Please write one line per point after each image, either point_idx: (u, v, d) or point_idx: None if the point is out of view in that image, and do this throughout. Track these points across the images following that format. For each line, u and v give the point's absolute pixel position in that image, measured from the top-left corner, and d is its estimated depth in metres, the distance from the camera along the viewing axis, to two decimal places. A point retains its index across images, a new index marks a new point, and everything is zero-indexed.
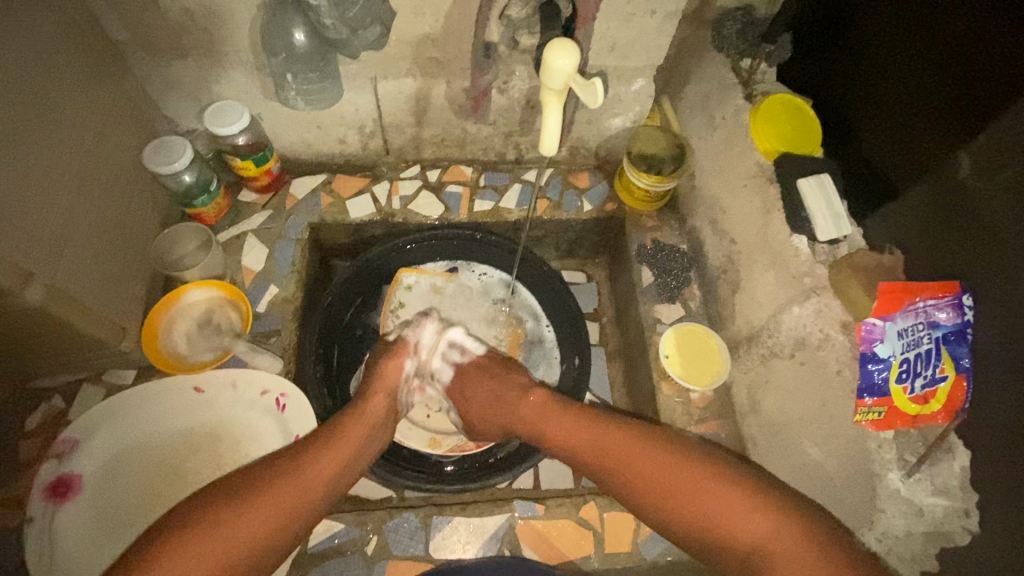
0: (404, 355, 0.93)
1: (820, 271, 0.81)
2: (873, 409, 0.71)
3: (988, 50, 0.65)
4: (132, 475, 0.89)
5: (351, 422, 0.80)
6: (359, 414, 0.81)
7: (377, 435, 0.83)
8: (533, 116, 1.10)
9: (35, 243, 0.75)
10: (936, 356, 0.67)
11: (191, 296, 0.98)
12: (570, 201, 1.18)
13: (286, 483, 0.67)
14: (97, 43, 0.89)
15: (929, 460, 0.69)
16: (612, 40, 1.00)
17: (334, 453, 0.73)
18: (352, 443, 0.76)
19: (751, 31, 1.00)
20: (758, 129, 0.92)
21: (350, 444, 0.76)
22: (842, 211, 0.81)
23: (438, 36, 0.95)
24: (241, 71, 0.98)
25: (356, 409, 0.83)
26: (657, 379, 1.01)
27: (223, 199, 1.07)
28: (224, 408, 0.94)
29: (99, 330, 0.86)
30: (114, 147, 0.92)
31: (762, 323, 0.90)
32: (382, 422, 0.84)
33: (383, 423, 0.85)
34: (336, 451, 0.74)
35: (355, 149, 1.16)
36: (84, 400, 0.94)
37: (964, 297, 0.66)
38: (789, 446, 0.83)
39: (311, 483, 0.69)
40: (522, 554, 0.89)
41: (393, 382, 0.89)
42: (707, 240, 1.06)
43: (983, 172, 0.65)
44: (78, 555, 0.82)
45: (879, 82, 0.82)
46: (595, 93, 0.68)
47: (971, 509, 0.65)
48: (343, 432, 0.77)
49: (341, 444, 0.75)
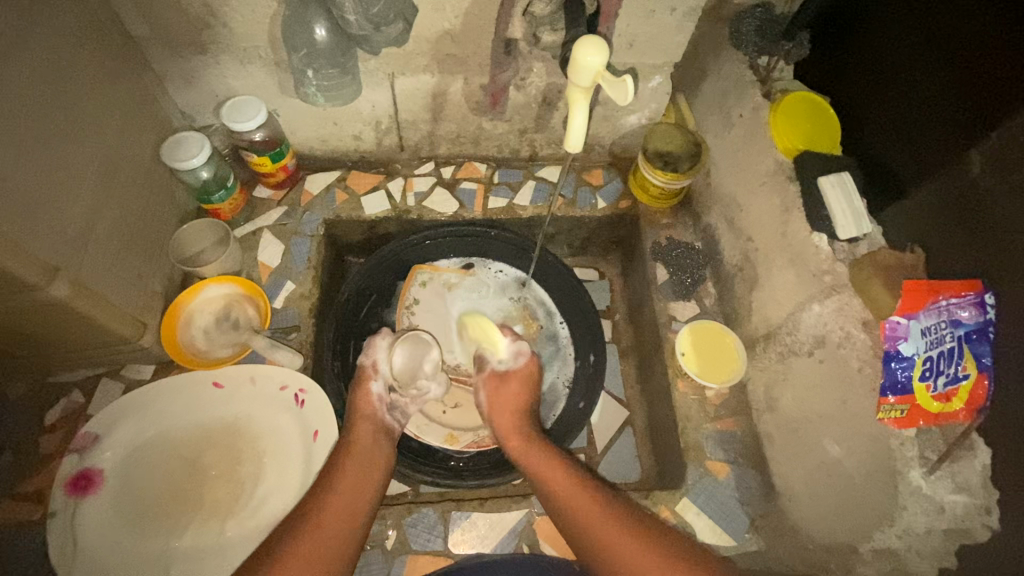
0: (366, 380, 0.90)
1: (840, 269, 0.81)
2: (895, 407, 0.72)
3: (999, 52, 0.66)
4: (152, 470, 0.89)
5: (348, 460, 0.81)
6: (352, 452, 0.82)
7: (380, 455, 0.83)
8: (549, 113, 1.11)
9: (62, 239, 0.75)
10: (958, 355, 0.67)
11: (210, 291, 0.99)
12: (584, 198, 1.18)
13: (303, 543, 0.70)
14: (118, 38, 0.89)
15: (950, 457, 0.69)
16: (631, 37, 1.00)
17: (337, 505, 0.75)
18: (350, 483, 0.78)
19: (769, 28, 0.99)
20: (776, 127, 0.92)
21: (350, 488, 0.77)
22: (863, 210, 0.81)
23: (458, 32, 0.95)
24: (259, 67, 0.98)
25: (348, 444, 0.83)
26: (672, 376, 1.01)
27: (240, 195, 1.07)
28: (243, 402, 0.94)
29: (121, 325, 0.87)
30: (134, 143, 0.92)
31: (781, 320, 0.91)
32: (378, 445, 0.85)
33: (381, 445, 0.85)
34: (338, 498, 0.76)
35: (370, 145, 1.16)
36: (103, 395, 0.94)
37: (987, 296, 0.66)
38: (807, 443, 0.84)
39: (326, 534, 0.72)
40: (541, 552, 0.89)
41: (367, 409, 0.88)
42: (722, 237, 1.06)
43: (995, 170, 0.66)
44: (101, 548, 0.83)
45: (893, 79, 0.83)
46: (625, 90, 0.68)
47: (992, 506, 0.66)
48: (341, 475, 0.78)
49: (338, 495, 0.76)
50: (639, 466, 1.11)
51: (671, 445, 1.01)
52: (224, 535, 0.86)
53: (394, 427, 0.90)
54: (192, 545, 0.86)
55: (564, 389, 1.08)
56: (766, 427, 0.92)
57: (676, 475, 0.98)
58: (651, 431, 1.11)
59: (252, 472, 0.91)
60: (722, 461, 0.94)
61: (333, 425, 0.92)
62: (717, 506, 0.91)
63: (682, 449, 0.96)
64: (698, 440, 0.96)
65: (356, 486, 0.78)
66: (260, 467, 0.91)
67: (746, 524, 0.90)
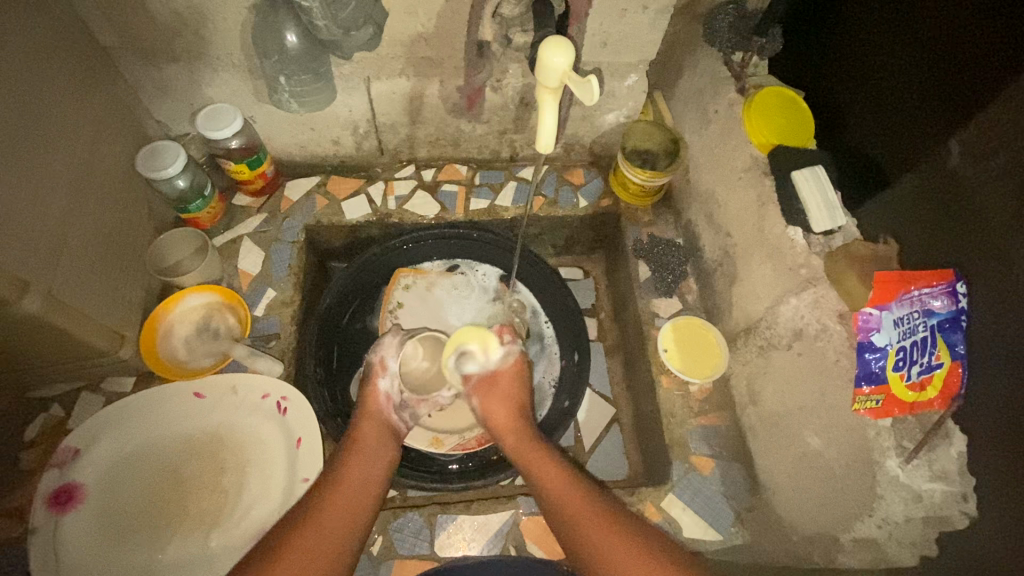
0: (376, 376, 0.89)
1: (816, 262, 0.81)
2: (871, 397, 0.72)
3: (978, 37, 0.66)
4: (135, 482, 0.89)
5: (353, 457, 0.80)
6: (356, 450, 0.81)
7: (384, 456, 0.82)
8: (527, 113, 1.11)
9: (34, 251, 0.74)
10: (932, 344, 0.68)
11: (188, 302, 0.99)
12: (565, 197, 1.18)
13: (303, 540, 0.68)
14: (86, 49, 0.89)
15: (927, 446, 0.70)
16: (604, 36, 1.00)
17: (336, 503, 0.73)
18: (355, 480, 0.76)
19: (742, 24, 0.98)
20: (751, 122, 0.93)
21: (354, 484, 0.76)
22: (837, 202, 0.82)
23: (430, 35, 0.95)
24: (233, 75, 0.98)
25: (351, 444, 0.82)
26: (656, 372, 1.01)
27: (218, 203, 1.06)
28: (226, 411, 0.94)
29: (96, 338, 0.86)
30: (107, 154, 0.92)
31: (760, 314, 0.91)
32: (383, 442, 0.84)
33: (385, 442, 0.84)
34: (343, 495, 0.74)
35: (349, 150, 1.16)
36: (83, 408, 0.93)
37: (958, 285, 0.67)
38: (788, 436, 0.84)
39: (330, 533, 0.70)
40: (527, 551, 0.89)
41: (374, 408, 0.87)
42: (703, 233, 1.06)
43: (974, 159, 0.66)
44: (84, 562, 0.83)
45: (871, 69, 0.83)
46: (592, 90, 0.68)
47: (969, 494, 0.68)
48: (347, 468, 0.78)
49: (341, 492, 0.74)
50: (626, 464, 1.12)
51: (658, 442, 1.01)
52: (209, 546, 0.86)
53: (403, 428, 0.89)
54: (176, 556, 0.85)
55: (551, 388, 1.08)
56: (749, 421, 0.92)
57: (662, 473, 0.98)
58: (638, 429, 1.11)
59: (236, 482, 0.91)
60: (706, 456, 0.94)
61: (317, 432, 0.92)
62: (702, 502, 0.91)
63: (666, 445, 0.96)
64: (683, 436, 0.96)
65: (357, 488, 0.76)
66: (243, 477, 0.91)
67: (731, 517, 0.89)
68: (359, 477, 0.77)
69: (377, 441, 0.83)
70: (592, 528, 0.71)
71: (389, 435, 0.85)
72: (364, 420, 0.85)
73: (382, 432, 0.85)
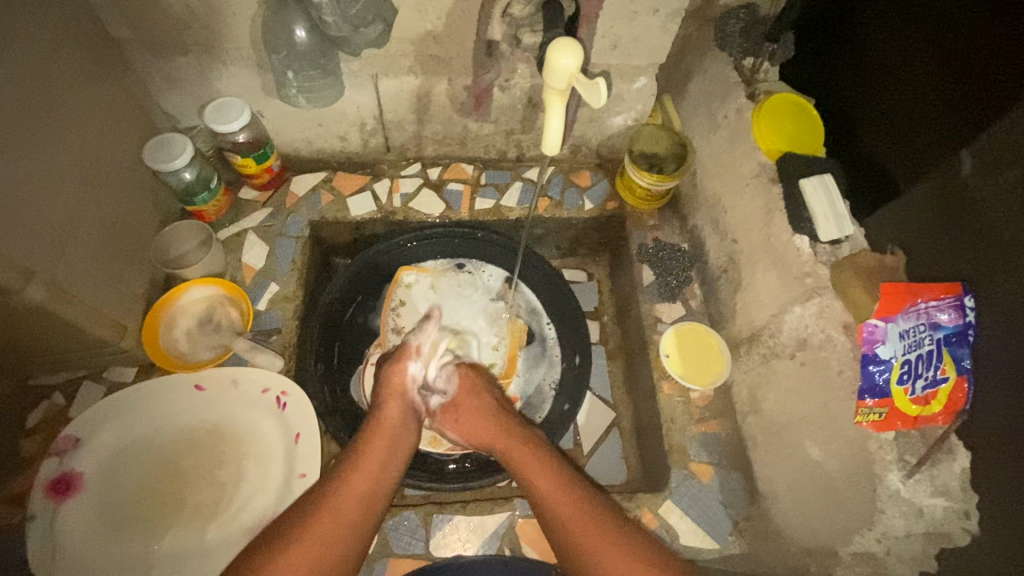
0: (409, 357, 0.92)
1: (822, 271, 0.81)
2: (874, 410, 0.72)
3: (992, 50, 0.65)
4: (133, 472, 0.89)
5: (371, 441, 0.79)
6: (375, 434, 0.80)
7: (402, 444, 0.81)
8: (535, 114, 1.10)
9: (40, 240, 0.75)
10: (937, 357, 0.67)
11: (192, 293, 0.99)
12: (571, 199, 1.18)
13: (316, 525, 0.67)
14: (98, 40, 0.89)
15: (929, 461, 0.70)
16: (615, 39, 1.00)
17: (353, 486, 0.72)
18: (372, 465, 0.75)
19: (754, 30, 1.00)
20: (759, 128, 0.92)
21: (371, 470, 0.75)
22: (845, 212, 0.81)
23: (440, 33, 0.95)
24: (241, 68, 0.98)
25: (371, 428, 0.81)
26: (657, 378, 1.00)
27: (224, 197, 1.07)
28: (225, 404, 0.94)
29: (100, 327, 0.86)
30: (115, 145, 0.92)
31: (763, 322, 0.90)
32: (403, 428, 0.83)
33: (403, 430, 0.83)
34: (358, 479, 0.73)
35: (356, 146, 1.16)
36: (84, 398, 0.94)
37: (966, 298, 0.66)
38: (788, 446, 0.84)
39: (340, 519, 0.68)
40: (523, 554, 0.89)
41: (399, 387, 0.88)
42: (708, 239, 1.05)
43: (984, 170, 0.65)
44: (82, 552, 0.83)
45: (882, 79, 0.82)
46: (599, 93, 0.67)
47: (971, 510, 0.66)
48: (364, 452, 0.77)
49: (357, 475, 0.73)
50: (624, 468, 1.11)
51: (657, 448, 1.00)
52: (206, 539, 0.86)
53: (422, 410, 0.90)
54: (174, 548, 0.85)
55: (551, 391, 1.08)
56: (750, 429, 0.92)
57: (661, 478, 0.97)
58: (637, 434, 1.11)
59: (234, 475, 0.91)
60: (706, 463, 0.94)
61: (315, 428, 0.92)
62: (700, 509, 0.90)
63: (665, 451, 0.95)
64: (682, 443, 0.95)
65: (374, 472, 0.75)
66: (241, 470, 0.91)
67: (729, 526, 0.89)
68: (375, 464, 0.76)
69: (396, 425, 0.82)
70: (588, 531, 0.69)
71: (408, 421, 0.85)
72: (388, 400, 0.86)
73: (402, 416, 0.84)
